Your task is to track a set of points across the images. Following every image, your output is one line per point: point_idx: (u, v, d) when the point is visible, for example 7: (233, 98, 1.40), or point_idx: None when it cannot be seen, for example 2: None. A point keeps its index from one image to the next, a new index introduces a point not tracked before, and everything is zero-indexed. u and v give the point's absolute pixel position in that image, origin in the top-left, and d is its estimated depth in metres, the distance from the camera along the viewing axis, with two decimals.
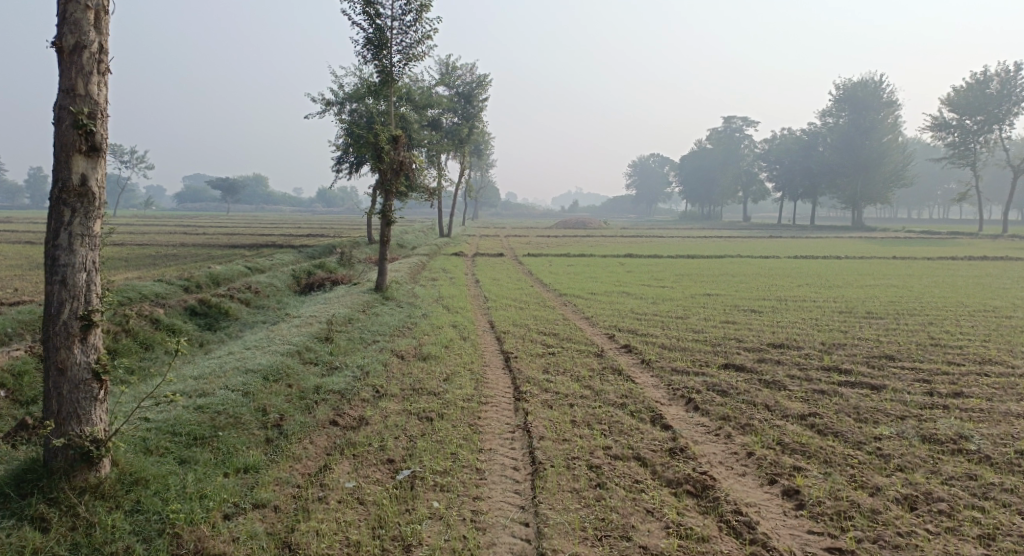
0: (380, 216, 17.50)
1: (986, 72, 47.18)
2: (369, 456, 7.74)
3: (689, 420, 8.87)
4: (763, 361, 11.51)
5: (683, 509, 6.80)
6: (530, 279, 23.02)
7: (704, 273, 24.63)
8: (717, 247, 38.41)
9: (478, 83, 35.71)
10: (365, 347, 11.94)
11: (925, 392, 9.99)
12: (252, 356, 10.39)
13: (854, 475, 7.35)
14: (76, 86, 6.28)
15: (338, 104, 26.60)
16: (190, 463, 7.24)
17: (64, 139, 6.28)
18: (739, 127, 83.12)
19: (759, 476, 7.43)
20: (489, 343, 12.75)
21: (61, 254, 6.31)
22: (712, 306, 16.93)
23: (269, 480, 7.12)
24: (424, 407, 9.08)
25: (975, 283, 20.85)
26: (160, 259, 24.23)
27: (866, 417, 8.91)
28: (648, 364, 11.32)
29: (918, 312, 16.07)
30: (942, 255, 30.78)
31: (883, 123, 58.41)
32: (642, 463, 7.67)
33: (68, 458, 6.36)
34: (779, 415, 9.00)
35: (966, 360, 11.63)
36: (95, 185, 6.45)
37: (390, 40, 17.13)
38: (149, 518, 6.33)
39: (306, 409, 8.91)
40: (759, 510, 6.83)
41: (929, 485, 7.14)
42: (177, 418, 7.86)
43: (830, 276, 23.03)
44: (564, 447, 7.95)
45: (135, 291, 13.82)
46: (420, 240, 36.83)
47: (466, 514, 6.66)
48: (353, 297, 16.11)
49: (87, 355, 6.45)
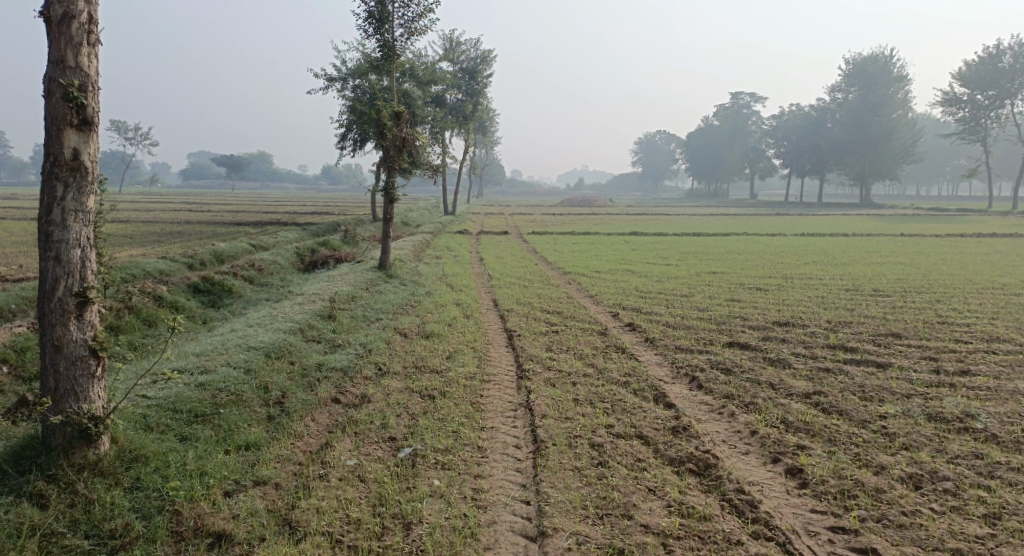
0: (383, 193, 17.32)
1: (999, 46, 46.38)
2: (371, 434, 7.71)
3: (693, 398, 8.82)
4: (768, 340, 11.41)
5: (685, 488, 6.76)
6: (535, 257, 22.94)
7: (710, 250, 24.48)
8: (723, 224, 38.16)
9: (483, 58, 35.25)
10: (368, 325, 11.89)
11: (931, 370, 9.91)
12: (254, 334, 10.34)
13: (859, 453, 7.29)
14: (65, 57, 6.16)
15: (340, 80, 26.32)
16: (191, 440, 7.23)
17: (54, 112, 6.18)
18: (747, 104, 82.20)
19: (762, 455, 7.38)
20: (492, 321, 12.67)
21: (54, 230, 6.24)
22: (717, 284, 16.81)
23: (270, 457, 7.11)
24: (427, 385, 9.04)
25: (984, 261, 20.62)
26: (164, 236, 24.21)
27: (871, 395, 8.83)
28: (652, 343, 11.24)
29: (926, 290, 15.91)
30: (950, 232, 30.51)
31: (893, 99, 57.56)
32: (644, 442, 7.62)
33: (66, 435, 6.34)
34: (784, 394, 8.93)
35: (974, 338, 11.51)
36: (88, 159, 6.36)
37: (392, 14, 16.84)
38: (148, 495, 6.32)
39: (308, 387, 8.88)
40: (761, 488, 6.79)
41: (934, 464, 7.08)
42: (178, 395, 7.83)
43: (837, 254, 22.84)
44: (566, 425, 7.91)
45: (139, 268, 13.78)
46: (425, 218, 36.71)
47: (467, 492, 6.63)
48: (356, 275, 16.06)
49: (84, 332, 6.41)
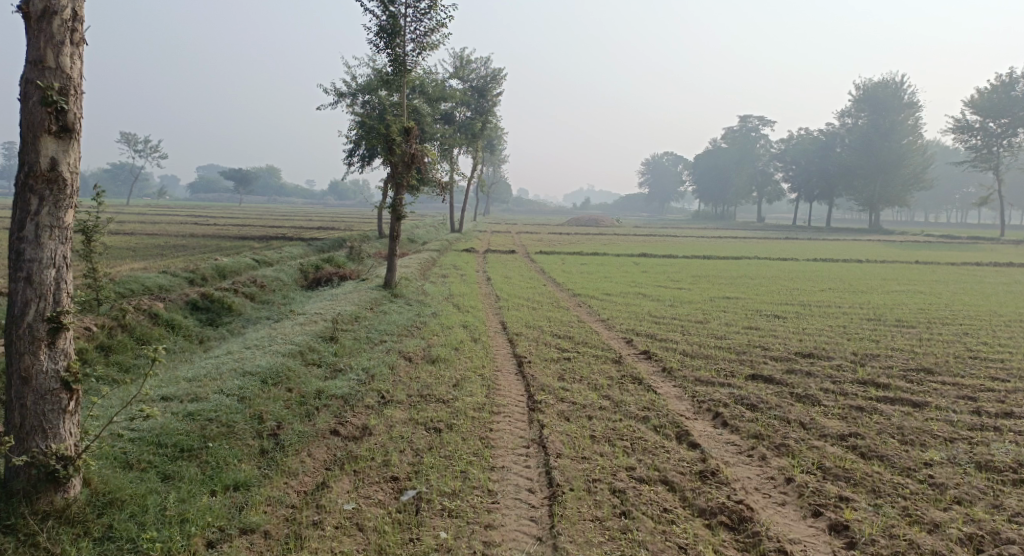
0: (391, 210, 16.71)
1: (1011, 74, 45.95)
2: (371, 473, 7.07)
3: (718, 438, 8.15)
4: (793, 373, 10.73)
5: (720, 546, 6.15)
6: (543, 277, 22.35)
7: (722, 274, 23.80)
8: (733, 247, 37.50)
9: (493, 76, 34.92)
10: (372, 348, 11.28)
11: (972, 411, 9.22)
12: (251, 357, 9.70)
13: (907, 508, 6.63)
14: (45, 58, 5.73)
15: (350, 96, 25.94)
16: (174, 480, 6.64)
17: (31, 117, 5.73)
18: (755, 127, 81.94)
19: (801, 507, 6.72)
20: (501, 345, 12.05)
21: (26, 248, 5.76)
22: (733, 311, 16.14)
23: (261, 499, 6.52)
24: (433, 416, 8.41)
25: (1006, 291, 19.94)
26: (167, 250, 23.65)
27: (912, 439, 8.14)
28: (670, 373, 10.58)
29: (951, 321, 15.22)
30: (965, 260, 29.81)
31: (903, 125, 57.08)
32: (670, 488, 6.96)
33: (30, 478, 5.81)
34: (817, 435, 8.25)
35: (1011, 376, 10.81)
36: (67, 170, 5.88)
37: (404, 28, 16.36)
38: (121, 547, 5.81)
39: (305, 417, 8.24)
40: (805, 548, 6.16)
41: (994, 523, 6.43)
42: (165, 427, 7.24)
43: (854, 281, 22.17)
44: (584, 467, 7.26)
45: (138, 283, 13.23)
46: (431, 235, 36.31)
47: (477, 546, 6.02)
48: (361, 293, 15.49)
49: (55, 362, 5.90)
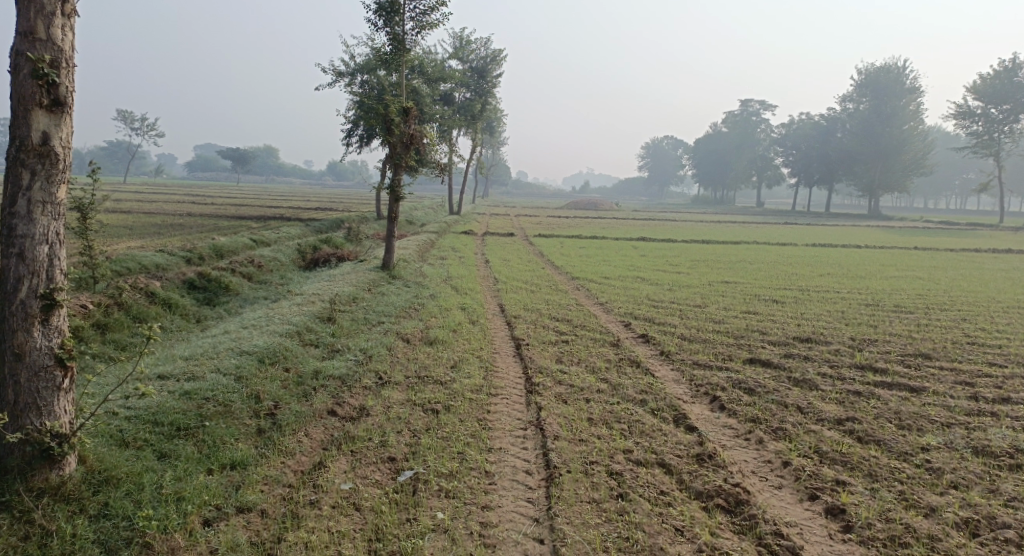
0: (389, 191, 16.58)
1: (1014, 60, 45.60)
2: (368, 453, 7.06)
3: (716, 421, 8.14)
4: (790, 357, 10.73)
5: (716, 529, 6.15)
6: (542, 260, 22.28)
7: (721, 258, 23.77)
8: (732, 232, 37.38)
9: (493, 57, 34.57)
10: (369, 329, 11.24)
11: (969, 397, 9.23)
12: (248, 337, 9.65)
13: (904, 492, 6.64)
14: (35, 29, 5.62)
15: (348, 75, 25.69)
16: (171, 458, 6.63)
17: (21, 90, 5.64)
18: (756, 111, 81.46)
19: (797, 490, 6.73)
20: (498, 328, 12.01)
21: (18, 223, 5.70)
22: (731, 295, 16.11)
23: (258, 478, 6.51)
24: (430, 397, 8.38)
25: (1005, 278, 19.94)
26: (166, 229, 23.53)
27: (909, 424, 8.14)
28: (668, 357, 10.57)
29: (950, 307, 15.18)
30: (965, 246, 29.77)
31: (904, 111, 56.71)
32: (666, 471, 6.96)
33: (24, 456, 5.79)
34: (814, 419, 8.25)
35: (1009, 362, 10.81)
36: (59, 144, 5.80)
37: (403, 6, 16.14)
38: (117, 524, 5.80)
39: (302, 397, 8.21)
40: (801, 531, 6.17)
41: (990, 508, 6.44)
42: (161, 406, 7.23)
43: (852, 266, 22.11)
44: (581, 449, 7.25)
45: (134, 261, 13.15)
46: (430, 217, 36.20)
47: (474, 527, 6.02)
48: (359, 275, 15.43)
49: (49, 339, 5.86)
